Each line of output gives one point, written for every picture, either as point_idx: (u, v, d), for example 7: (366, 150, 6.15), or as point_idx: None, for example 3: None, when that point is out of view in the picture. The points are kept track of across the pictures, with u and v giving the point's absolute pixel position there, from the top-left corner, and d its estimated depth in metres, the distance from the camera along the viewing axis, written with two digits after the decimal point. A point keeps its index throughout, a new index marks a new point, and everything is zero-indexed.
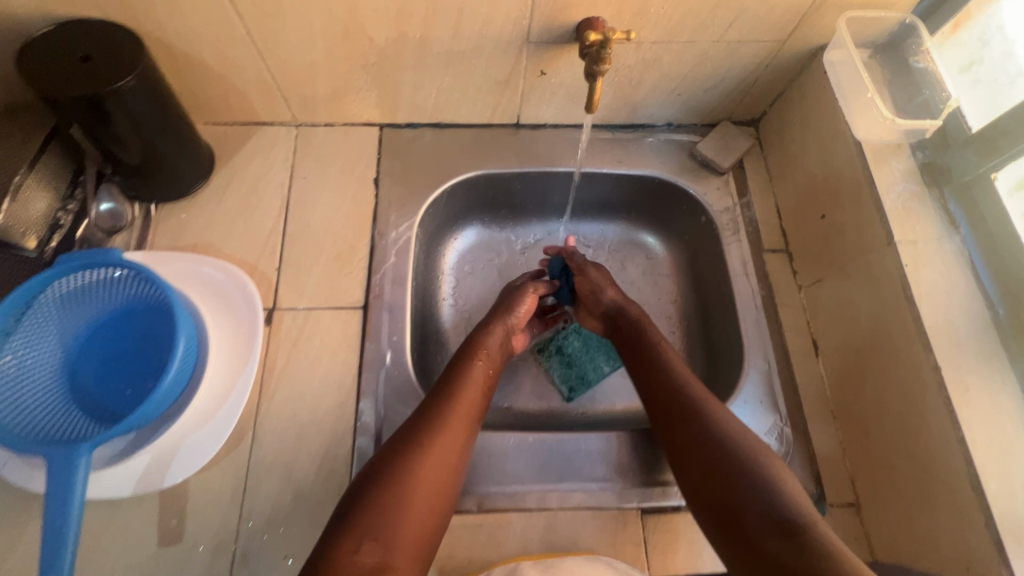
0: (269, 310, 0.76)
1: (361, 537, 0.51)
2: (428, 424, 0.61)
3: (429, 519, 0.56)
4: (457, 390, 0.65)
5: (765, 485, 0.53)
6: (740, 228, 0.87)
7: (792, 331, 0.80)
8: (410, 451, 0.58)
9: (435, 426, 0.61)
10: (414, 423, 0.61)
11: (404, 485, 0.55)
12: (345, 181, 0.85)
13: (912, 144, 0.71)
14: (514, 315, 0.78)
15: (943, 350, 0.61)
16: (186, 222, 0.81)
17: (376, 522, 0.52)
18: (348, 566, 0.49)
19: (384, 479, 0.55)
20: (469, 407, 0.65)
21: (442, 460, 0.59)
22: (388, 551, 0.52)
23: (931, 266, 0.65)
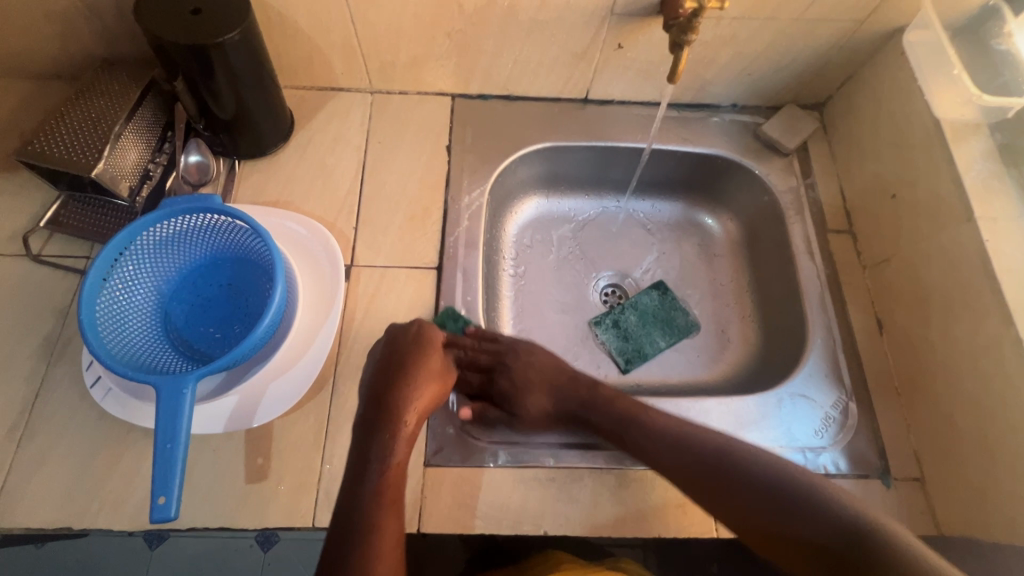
0: (347, 266, 0.78)
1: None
2: (378, 500, 0.58)
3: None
4: (384, 449, 0.62)
5: (824, 520, 0.55)
6: (804, 208, 0.88)
7: (856, 309, 0.81)
8: (364, 536, 0.55)
9: (375, 503, 0.58)
10: (357, 505, 0.57)
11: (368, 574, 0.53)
12: (419, 147, 0.87)
13: (992, 123, 0.72)
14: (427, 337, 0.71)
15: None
16: (266, 180, 0.83)
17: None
18: None
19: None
20: (400, 464, 0.62)
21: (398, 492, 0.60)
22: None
23: (1011, 243, 0.65)
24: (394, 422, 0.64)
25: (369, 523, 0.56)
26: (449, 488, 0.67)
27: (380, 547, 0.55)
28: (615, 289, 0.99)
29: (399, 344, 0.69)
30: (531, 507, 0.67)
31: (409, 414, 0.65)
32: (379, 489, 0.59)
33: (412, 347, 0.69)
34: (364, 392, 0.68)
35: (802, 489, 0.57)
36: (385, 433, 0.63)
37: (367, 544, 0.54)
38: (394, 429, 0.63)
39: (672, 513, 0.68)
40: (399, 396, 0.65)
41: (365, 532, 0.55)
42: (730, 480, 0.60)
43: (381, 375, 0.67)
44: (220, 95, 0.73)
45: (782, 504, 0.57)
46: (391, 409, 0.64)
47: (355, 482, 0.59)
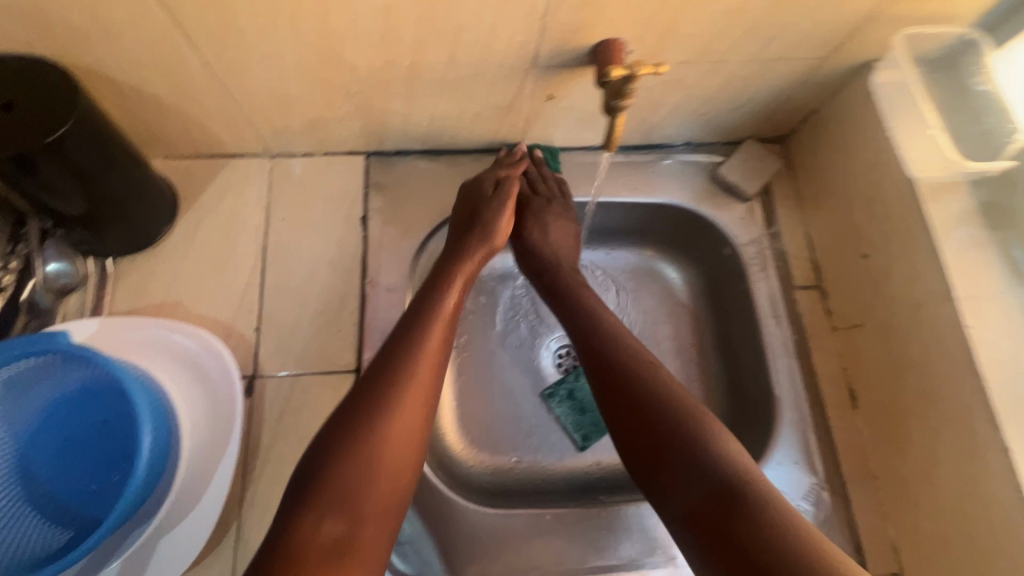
0: (250, 378, 0.68)
1: (320, 515, 0.50)
2: (386, 401, 0.56)
3: (397, 493, 0.55)
4: (414, 350, 0.59)
5: (767, 514, 0.49)
6: (768, 261, 0.79)
7: (827, 379, 0.73)
8: (367, 421, 0.55)
9: (379, 394, 0.56)
10: (370, 395, 0.56)
11: (367, 449, 0.53)
12: (330, 220, 0.76)
13: (972, 181, 0.63)
14: (490, 238, 0.70)
15: (1011, 426, 0.54)
16: (148, 277, 0.71)
17: (338, 496, 0.51)
18: (306, 540, 0.49)
19: (336, 491, 0.51)
20: (430, 368, 0.59)
21: (402, 442, 0.55)
22: (356, 524, 0.51)
23: (997, 327, 0.57)
24: (430, 316, 0.62)
25: (377, 422, 0.55)
26: None
27: (390, 436, 0.55)
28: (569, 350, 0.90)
29: (481, 179, 0.73)
30: None
31: (447, 294, 0.65)
32: (381, 420, 0.55)
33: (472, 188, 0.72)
34: (450, 232, 0.74)
35: (699, 434, 0.55)
36: (408, 355, 0.59)
37: (367, 436, 0.54)
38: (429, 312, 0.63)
39: None
40: (448, 278, 0.66)
41: (368, 427, 0.54)
42: (638, 412, 0.58)
43: (460, 235, 0.71)
44: (66, 197, 0.60)
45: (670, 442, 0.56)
46: (435, 299, 0.64)
47: (377, 377, 0.57)
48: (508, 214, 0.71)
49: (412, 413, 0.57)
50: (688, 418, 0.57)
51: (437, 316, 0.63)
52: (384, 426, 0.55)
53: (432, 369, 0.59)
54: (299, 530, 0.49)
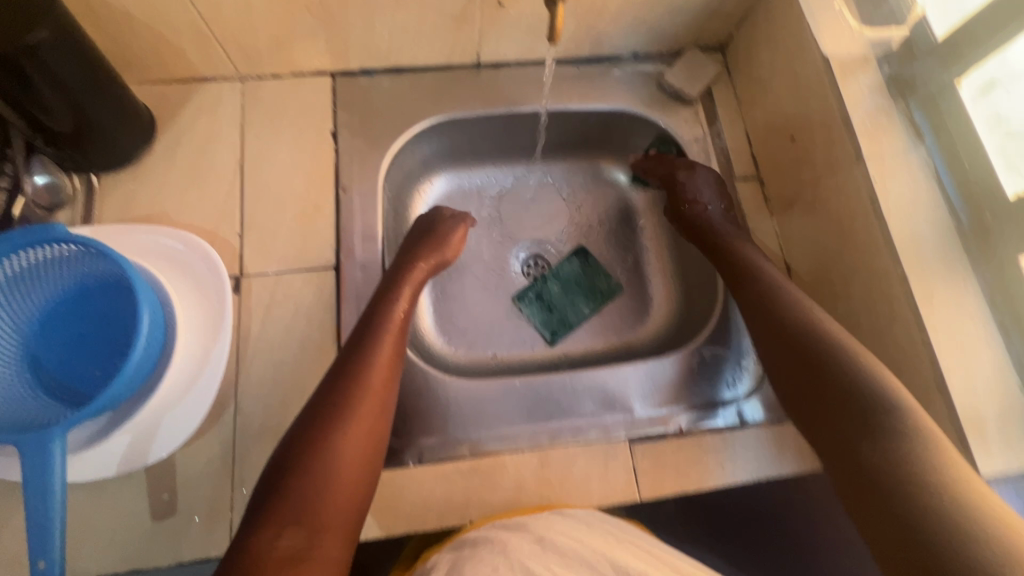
0: (237, 277, 0.73)
1: (280, 528, 0.49)
2: (343, 403, 0.58)
3: (355, 503, 0.54)
4: (368, 358, 0.62)
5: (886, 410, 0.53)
6: (711, 157, 0.86)
7: (765, 256, 0.81)
8: (322, 426, 0.55)
9: (334, 397, 0.58)
10: (327, 402, 0.57)
11: (326, 454, 0.54)
12: (302, 136, 0.80)
13: (879, 57, 0.70)
14: (446, 250, 0.78)
15: (910, 261, 0.62)
16: (132, 192, 0.75)
17: (300, 504, 0.51)
18: (266, 552, 0.47)
19: (292, 495, 0.51)
20: (383, 378, 0.61)
21: (361, 443, 0.56)
22: (314, 534, 0.50)
23: (898, 180, 0.65)
24: (381, 332, 0.65)
25: (334, 426, 0.56)
26: None
27: (346, 449, 0.55)
28: (537, 259, 0.96)
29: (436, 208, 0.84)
30: (455, 500, 0.66)
31: (395, 309, 0.68)
32: (337, 418, 0.56)
33: (412, 256, 0.76)
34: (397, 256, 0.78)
35: (815, 332, 0.62)
36: (362, 357, 0.62)
37: (323, 448, 0.54)
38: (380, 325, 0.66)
39: (596, 482, 0.68)
40: (392, 294, 0.70)
41: (326, 432, 0.55)
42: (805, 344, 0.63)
43: (404, 254, 0.77)
44: (54, 111, 0.64)
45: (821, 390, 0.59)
46: (384, 312, 0.67)
47: (333, 386, 0.59)
48: (462, 231, 0.82)
49: (367, 417, 0.58)
50: (814, 322, 0.63)
51: (388, 324, 0.66)
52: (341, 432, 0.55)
53: (384, 376, 0.62)
54: (260, 540, 0.48)
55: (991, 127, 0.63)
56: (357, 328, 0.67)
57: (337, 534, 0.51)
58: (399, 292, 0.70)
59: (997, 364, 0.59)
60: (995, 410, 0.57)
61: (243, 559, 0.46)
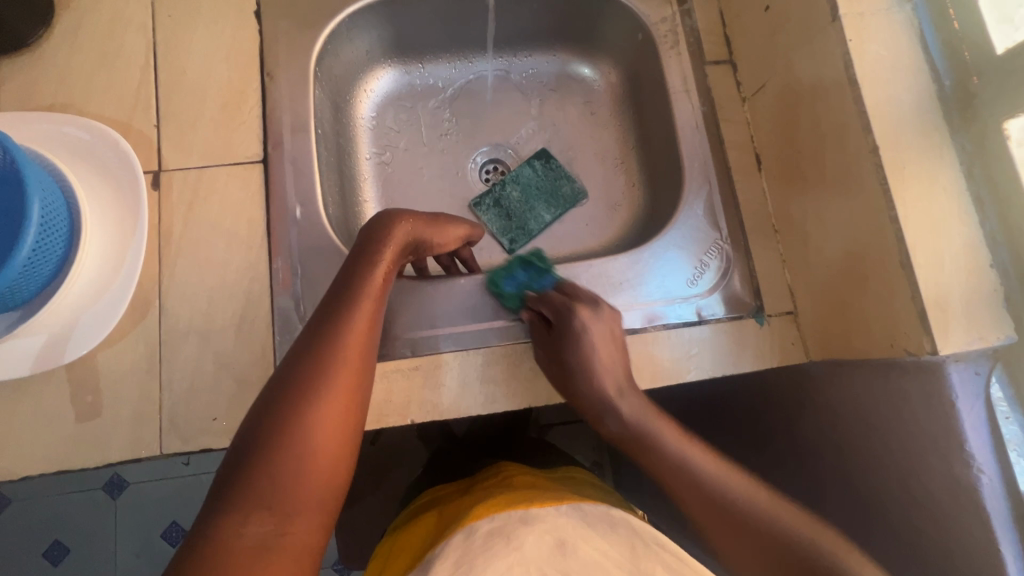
0: (155, 173, 0.67)
1: (248, 512, 0.42)
2: (315, 375, 0.48)
3: (333, 485, 0.46)
4: (346, 321, 0.52)
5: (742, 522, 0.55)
6: (680, 38, 0.78)
7: (734, 147, 0.75)
8: (290, 402, 0.46)
9: (303, 367, 0.48)
10: (297, 371, 0.48)
11: (296, 436, 0.45)
12: (221, 16, 0.72)
13: None
14: (434, 234, 0.65)
15: (883, 130, 0.55)
16: (33, 79, 0.68)
17: (269, 490, 0.43)
18: (232, 541, 0.41)
19: (263, 474, 0.43)
20: (361, 348, 0.51)
21: (340, 414, 0.48)
22: (286, 518, 0.43)
23: (875, 40, 0.58)
24: (363, 288, 0.55)
25: (305, 401, 0.46)
26: None
27: (321, 427, 0.46)
28: (496, 165, 0.90)
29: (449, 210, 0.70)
30: (395, 399, 0.64)
31: (377, 263, 0.57)
32: (312, 383, 0.47)
33: (400, 210, 0.63)
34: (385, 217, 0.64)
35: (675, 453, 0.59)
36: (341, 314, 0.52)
37: (292, 428, 0.45)
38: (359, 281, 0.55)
39: (542, 381, 0.66)
40: (376, 246, 0.58)
41: (295, 410, 0.46)
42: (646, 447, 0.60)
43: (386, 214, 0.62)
44: None
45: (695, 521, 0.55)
46: (365, 267, 0.56)
47: (303, 352, 0.49)
48: (461, 235, 0.70)
49: (346, 390, 0.48)
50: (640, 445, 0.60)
51: (370, 280, 0.55)
52: (313, 411, 0.46)
53: (363, 343, 0.52)
54: (226, 530, 0.41)
55: None
56: (334, 282, 0.56)
57: (314, 520, 0.44)
58: (384, 246, 0.59)
59: (967, 240, 0.53)
60: (961, 289, 0.53)
61: (201, 557, 0.39)
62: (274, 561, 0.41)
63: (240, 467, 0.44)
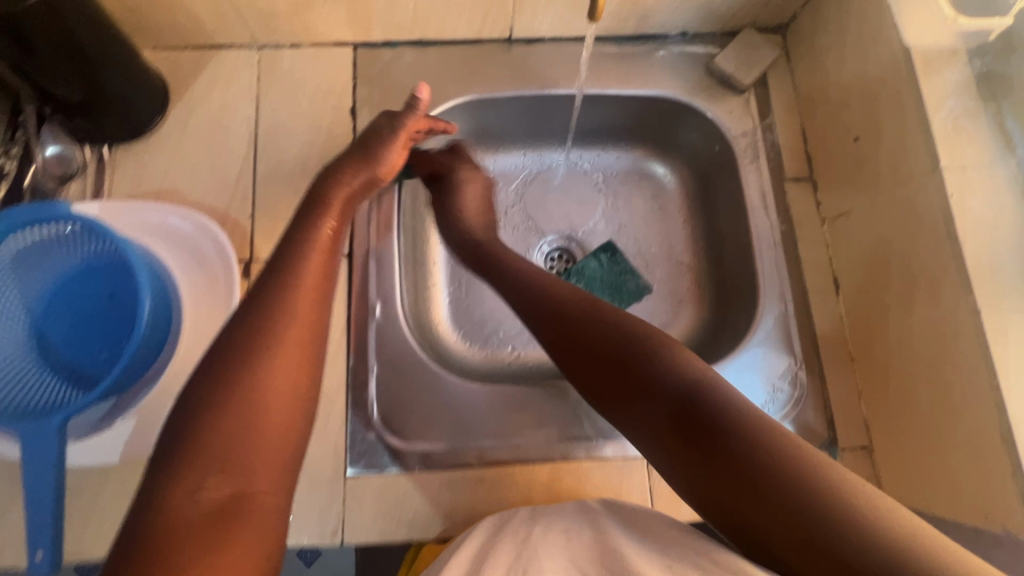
0: (247, 262, 0.70)
1: (202, 476, 0.39)
2: (261, 331, 0.46)
3: (290, 442, 0.44)
4: (296, 274, 0.51)
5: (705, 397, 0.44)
6: (760, 153, 0.78)
7: (812, 268, 0.74)
8: (230, 365, 0.44)
9: (246, 332, 0.46)
10: (248, 322, 0.46)
11: (245, 389, 0.43)
12: (320, 112, 0.76)
13: (971, 50, 0.61)
14: (379, 164, 0.65)
15: (985, 291, 0.54)
16: (144, 165, 0.72)
17: (217, 448, 0.40)
18: (183, 509, 0.37)
19: (215, 432, 0.40)
20: (315, 298, 0.50)
21: (297, 366, 0.46)
22: (246, 479, 0.40)
23: (978, 195, 0.57)
24: (309, 248, 0.55)
25: (249, 357, 0.44)
26: (372, 497, 0.64)
27: (270, 379, 0.44)
28: (562, 253, 0.90)
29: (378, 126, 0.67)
30: (459, 510, 0.64)
31: (326, 220, 0.58)
32: (266, 326, 0.46)
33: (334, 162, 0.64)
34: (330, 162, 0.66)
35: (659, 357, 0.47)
36: (290, 261, 0.52)
37: (244, 376, 0.43)
38: (306, 241, 0.55)
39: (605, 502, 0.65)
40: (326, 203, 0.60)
41: (243, 365, 0.44)
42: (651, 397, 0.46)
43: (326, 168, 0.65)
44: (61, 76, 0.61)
45: (611, 346, 0.50)
46: (308, 231, 0.56)
47: (245, 317, 0.47)
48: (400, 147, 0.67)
49: (299, 332, 0.47)
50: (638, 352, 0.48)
51: (318, 239, 0.56)
52: (265, 365, 0.44)
53: (316, 290, 0.51)
54: (174, 495, 0.38)
55: None
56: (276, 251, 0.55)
57: (275, 480, 0.42)
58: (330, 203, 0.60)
59: None
60: None
61: (148, 535, 0.36)
62: (233, 525, 0.38)
63: (181, 434, 0.41)
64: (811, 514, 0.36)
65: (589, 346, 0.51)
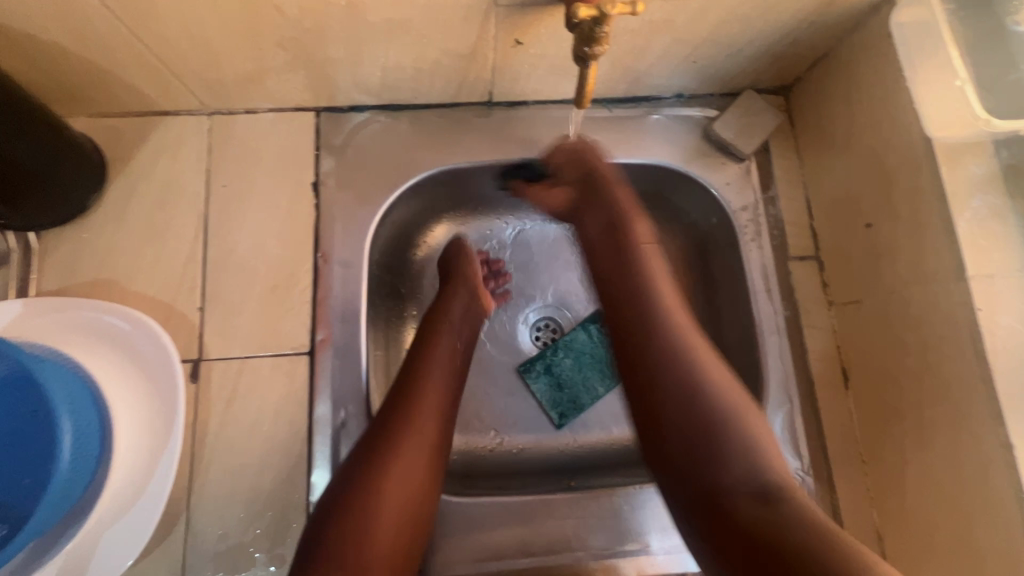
0: (194, 361, 0.63)
1: None
2: (392, 442, 0.53)
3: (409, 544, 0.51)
4: (406, 419, 0.55)
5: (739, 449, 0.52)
6: (762, 229, 0.72)
7: (818, 358, 0.68)
8: (368, 481, 0.51)
9: (397, 439, 0.53)
10: (366, 446, 0.53)
11: (358, 510, 0.49)
12: (278, 187, 0.68)
13: (997, 140, 0.55)
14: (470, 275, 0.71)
15: (1017, 422, 0.48)
16: (79, 252, 0.65)
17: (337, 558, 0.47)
18: None
19: (336, 546, 0.48)
20: (423, 449, 0.54)
21: (405, 484, 0.52)
22: None
23: (1009, 310, 0.51)
24: (421, 377, 0.58)
25: (379, 476, 0.51)
26: None
27: (386, 493, 0.51)
28: (548, 322, 0.84)
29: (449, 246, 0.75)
30: None
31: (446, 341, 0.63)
32: (386, 453, 0.52)
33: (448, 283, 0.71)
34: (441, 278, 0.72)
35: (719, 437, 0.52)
36: (410, 395, 0.56)
37: (363, 491, 0.50)
38: (401, 414, 0.55)
39: None
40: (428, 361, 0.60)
41: (370, 483, 0.50)
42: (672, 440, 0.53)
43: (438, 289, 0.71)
44: None
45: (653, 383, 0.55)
46: (415, 392, 0.57)
47: (384, 425, 0.54)
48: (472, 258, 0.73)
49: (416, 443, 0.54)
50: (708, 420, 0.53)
51: (437, 355, 0.61)
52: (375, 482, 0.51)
53: (426, 442, 0.55)
54: None
55: None
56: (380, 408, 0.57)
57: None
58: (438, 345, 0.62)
59: None
60: None
61: None
62: None
63: (309, 539, 0.49)
64: (821, 563, 0.43)
65: (666, 414, 0.54)
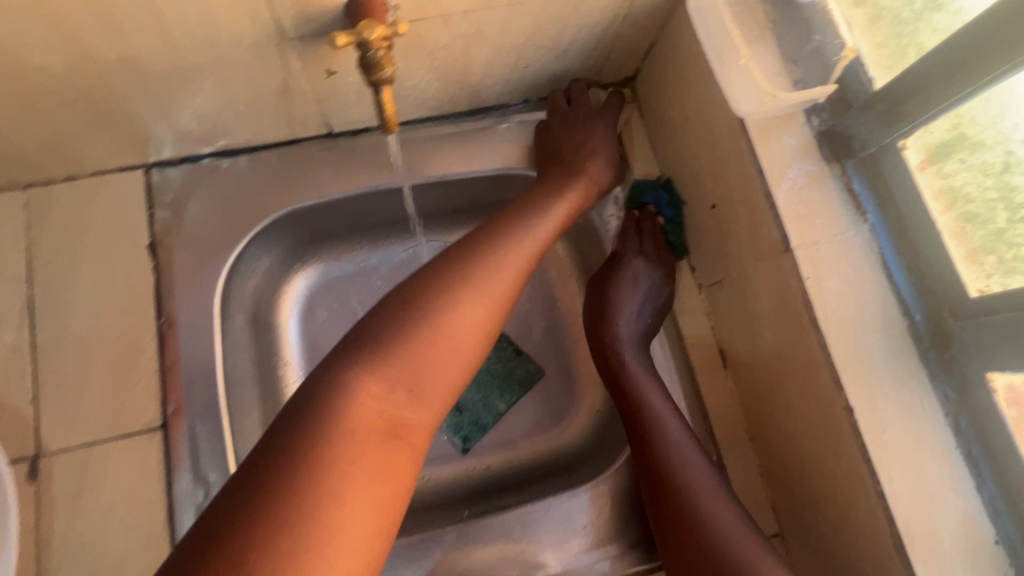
0: (32, 458, 0.58)
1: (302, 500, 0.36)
2: (403, 349, 0.43)
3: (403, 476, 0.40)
4: (439, 313, 0.45)
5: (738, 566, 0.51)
6: (627, 222, 0.72)
7: (695, 344, 0.68)
8: (363, 386, 0.41)
9: (423, 335, 0.44)
10: (380, 332, 0.43)
11: (360, 411, 0.40)
12: (111, 255, 0.64)
13: (806, 109, 0.56)
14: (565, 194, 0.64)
15: (854, 383, 0.49)
16: None
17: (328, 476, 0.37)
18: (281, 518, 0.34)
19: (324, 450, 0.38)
20: (455, 346, 0.45)
21: (424, 381, 0.43)
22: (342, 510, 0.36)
23: (835, 274, 0.52)
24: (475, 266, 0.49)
25: (374, 388, 0.41)
26: None
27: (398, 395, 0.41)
28: None
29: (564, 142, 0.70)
30: None
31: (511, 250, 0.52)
32: (407, 341, 0.43)
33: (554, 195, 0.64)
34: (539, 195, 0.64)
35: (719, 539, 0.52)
36: (453, 280, 0.47)
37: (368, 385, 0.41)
38: (433, 300, 0.45)
39: None
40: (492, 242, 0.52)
41: (363, 392, 0.40)
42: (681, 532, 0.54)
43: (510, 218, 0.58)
44: None
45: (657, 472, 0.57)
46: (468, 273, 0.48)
47: (395, 322, 0.44)
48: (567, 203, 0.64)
49: (443, 347, 0.44)
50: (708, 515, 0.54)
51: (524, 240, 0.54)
52: (383, 387, 0.41)
53: (460, 339, 0.45)
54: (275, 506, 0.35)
55: (944, 205, 0.49)
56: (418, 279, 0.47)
57: (400, 447, 0.41)
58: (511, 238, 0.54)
59: (965, 512, 0.47)
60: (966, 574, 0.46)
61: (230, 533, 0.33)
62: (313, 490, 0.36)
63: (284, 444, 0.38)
64: None
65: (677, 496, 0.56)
